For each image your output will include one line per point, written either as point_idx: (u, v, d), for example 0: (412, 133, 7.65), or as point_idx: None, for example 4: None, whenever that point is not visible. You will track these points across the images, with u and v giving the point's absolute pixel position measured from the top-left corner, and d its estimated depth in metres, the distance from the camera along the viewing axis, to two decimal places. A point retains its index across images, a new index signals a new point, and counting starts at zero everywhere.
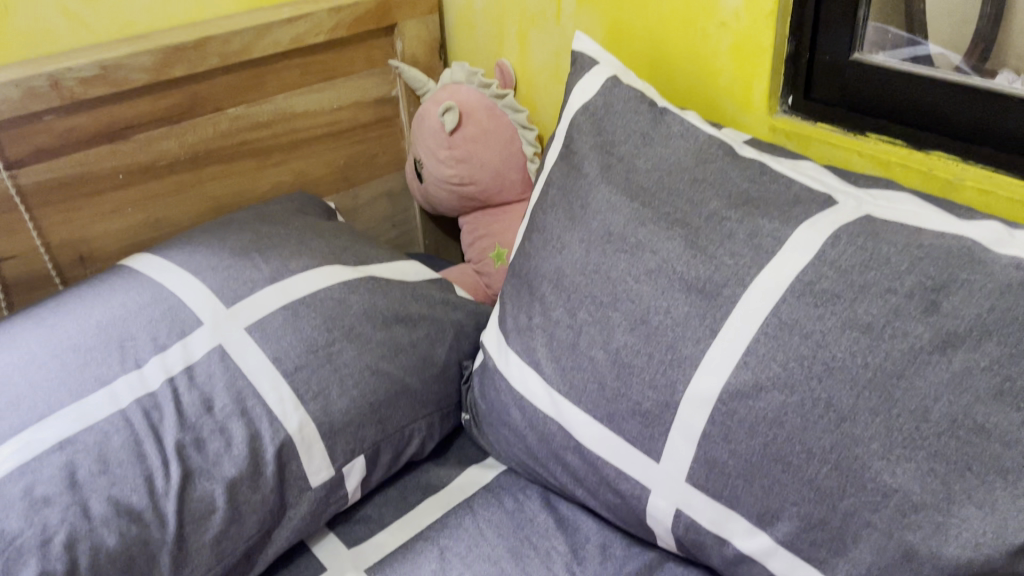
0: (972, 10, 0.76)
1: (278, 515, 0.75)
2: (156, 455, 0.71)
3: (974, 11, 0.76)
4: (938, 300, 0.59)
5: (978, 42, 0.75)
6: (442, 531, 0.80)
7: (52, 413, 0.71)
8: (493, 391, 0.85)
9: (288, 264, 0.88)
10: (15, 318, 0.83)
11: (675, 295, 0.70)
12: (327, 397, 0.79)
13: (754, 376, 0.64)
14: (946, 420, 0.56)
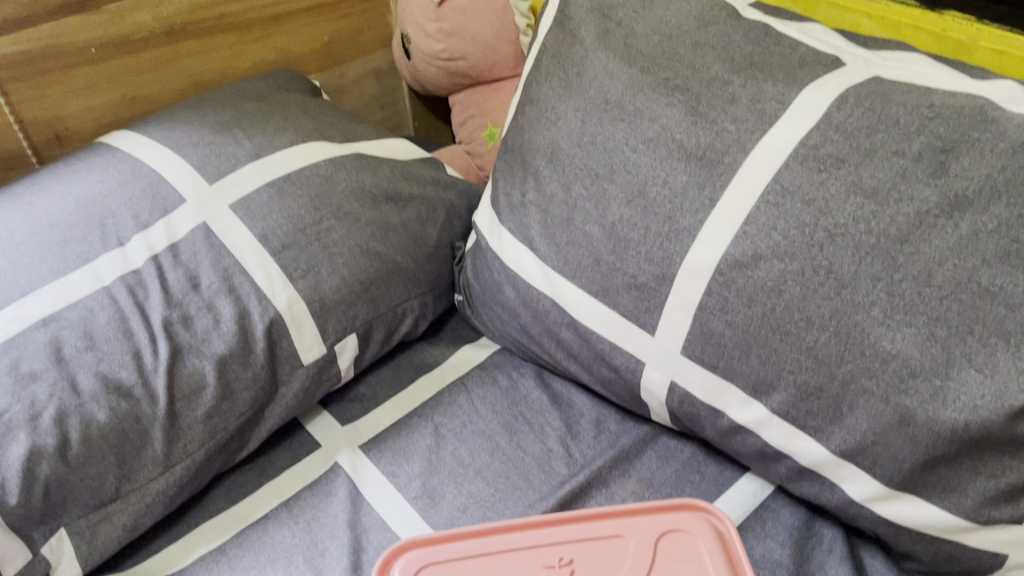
0: None
1: (270, 392, 0.74)
2: (143, 332, 0.69)
3: None
4: (948, 161, 0.57)
5: None
6: (436, 409, 0.80)
7: (34, 290, 0.70)
8: (486, 270, 0.83)
9: (272, 140, 0.84)
10: None
11: (673, 164, 0.67)
12: (316, 276, 0.77)
13: (753, 246, 0.62)
14: (950, 283, 0.55)
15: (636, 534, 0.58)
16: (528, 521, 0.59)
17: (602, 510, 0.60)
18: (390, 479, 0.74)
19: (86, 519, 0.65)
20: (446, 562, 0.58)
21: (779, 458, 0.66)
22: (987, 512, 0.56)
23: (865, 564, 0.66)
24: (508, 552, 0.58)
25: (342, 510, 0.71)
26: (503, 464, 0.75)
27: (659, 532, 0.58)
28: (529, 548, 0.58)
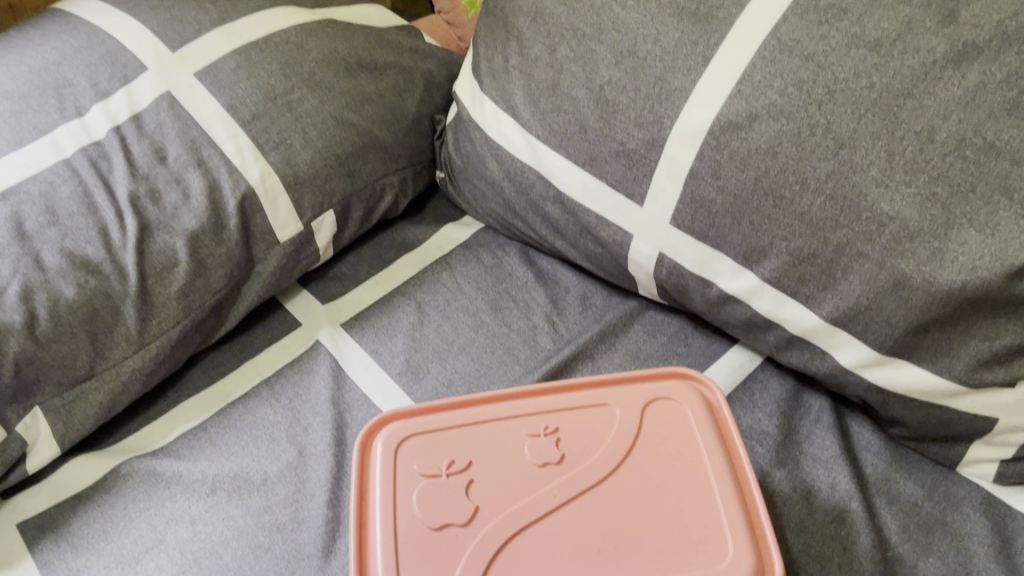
0: None
1: (246, 270, 0.72)
2: (109, 206, 0.66)
3: None
4: (958, 9, 0.53)
5: None
6: (419, 287, 0.78)
7: None
8: (468, 143, 0.79)
9: (237, 5, 0.79)
10: None
11: (665, 21, 0.63)
12: (289, 148, 0.73)
13: (748, 106, 0.59)
14: (953, 139, 0.52)
15: (621, 400, 0.57)
16: (510, 391, 0.59)
17: (586, 379, 0.59)
18: (373, 356, 0.73)
19: (61, 398, 0.64)
20: (429, 430, 0.57)
21: (768, 328, 0.64)
22: (979, 376, 0.55)
23: (851, 432, 0.66)
24: (492, 421, 0.57)
25: (324, 387, 0.70)
26: (488, 340, 0.73)
27: (644, 398, 0.57)
28: (513, 416, 0.57)
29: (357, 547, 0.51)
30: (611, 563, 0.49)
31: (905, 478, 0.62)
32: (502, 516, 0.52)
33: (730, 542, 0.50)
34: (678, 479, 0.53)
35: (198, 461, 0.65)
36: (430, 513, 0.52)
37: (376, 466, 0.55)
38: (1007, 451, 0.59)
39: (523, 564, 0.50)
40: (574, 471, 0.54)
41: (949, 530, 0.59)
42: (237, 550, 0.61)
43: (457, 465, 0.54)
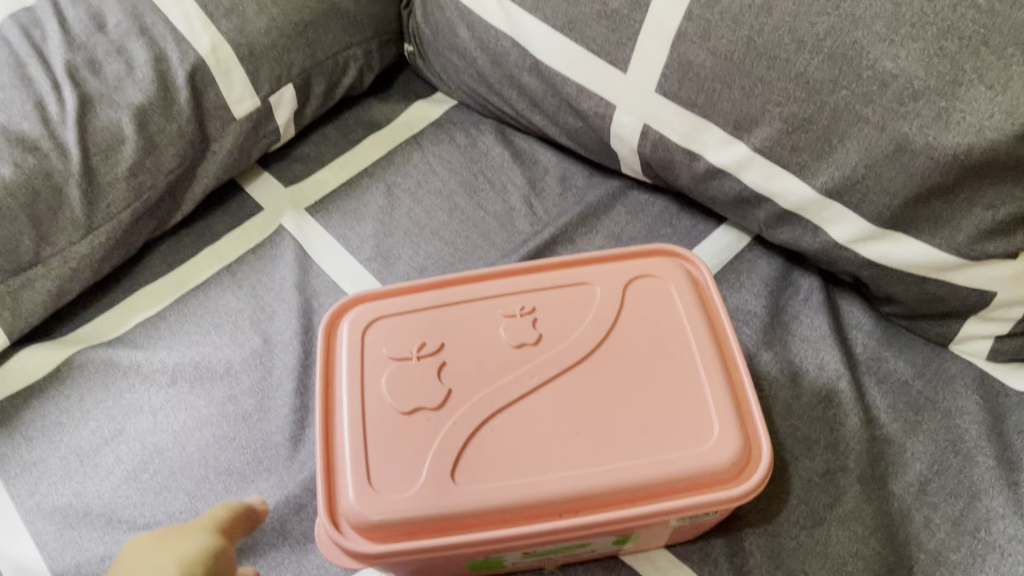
0: None
1: (200, 149, 0.67)
2: (44, 77, 0.61)
3: None
4: None
5: None
6: (389, 169, 0.73)
7: None
8: (437, 12, 0.72)
9: None
10: None
11: None
12: (241, 16, 0.67)
13: None
14: None
15: (602, 277, 0.54)
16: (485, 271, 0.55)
17: (565, 257, 0.55)
18: (340, 241, 0.68)
19: (5, 284, 0.59)
20: (398, 312, 0.53)
21: (759, 203, 0.61)
22: (980, 247, 0.52)
23: (842, 311, 0.63)
24: (465, 302, 0.53)
25: (289, 272, 0.66)
26: (462, 223, 0.69)
27: (627, 274, 0.54)
28: (487, 297, 0.54)
29: (323, 433, 0.49)
30: (590, 444, 0.47)
31: (896, 357, 0.60)
32: (476, 399, 0.49)
33: (715, 418, 0.47)
34: (661, 357, 0.50)
35: (157, 350, 0.62)
36: (399, 397, 0.49)
37: (342, 350, 0.52)
38: (1003, 327, 0.56)
39: (498, 447, 0.47)
40: (552, 351, 0.51)
41: (940, 409, 0.57)
42: (200, 441, 0.58)
43: (428, 348, 0.51)
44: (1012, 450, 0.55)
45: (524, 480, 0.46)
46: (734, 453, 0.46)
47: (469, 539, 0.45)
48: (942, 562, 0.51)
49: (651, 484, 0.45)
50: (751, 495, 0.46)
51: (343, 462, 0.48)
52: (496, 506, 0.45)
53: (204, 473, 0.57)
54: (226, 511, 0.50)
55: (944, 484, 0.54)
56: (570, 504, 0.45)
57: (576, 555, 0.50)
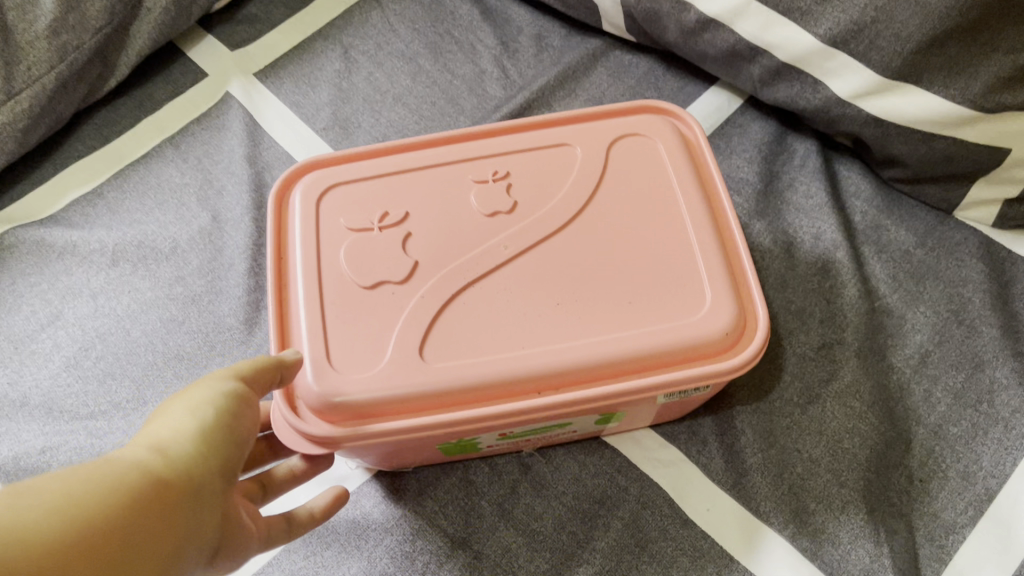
0: None
1: (131, 6, 0.60)
2: None
3: None
4: None
5: None
6: (347, 31, 0.66)
7: None
8: None
9: None
10: None
11: None
12: None
13: None
14: None
15: (583, 138, 0.49)
16: (453, 134, 0.50)
17: (541, 117, 0.50)
18: (294, 109, 0.62)
19: None
20: (357, 179, 0.48)
21: (754, 57, 0.55)
22: (997, 98, 0.48)
23: (839, 178, 0.58)
24: (431, 167, 0.48)
25: (238, 143, 0.60)
26: (427, 89, 0.63)
27: (609, 135, 0.49)
28: (455, 162, 0.48)
29: (276, 311, 0.44)
30: (572, 316, 0.42)
31: (897, 225, 0.56)
32: (445, 271, 0.44)
33: (708, 286, 0.43)
34: (649, 222, 0.45)
35: (95, 230, 0.56)
36: (360, 270, 0.44)
37: (295, 220, 0.47)
38: (1013, 191, 0.52)
39: (470, 321, 0.43)
40: (528, 219, 0.46)
41: (942, 279, 0.53)
42: (146, 325, 0.53)
43: (390, 218, 0.46)
44: (1018, 319, 0.51)
45: (500, 356, 0.41)
46: (729, 323, 0.42)
47: (441, 420, 0.41)
48: (941, 436, 0.48)
49: (638, 358, 0.41)
50: (746, 367, 0.42)
51: (299, 341, 0.43)
52: (470, 384, 0.41)
53: (151, 359, 0.52)
54: (262, 369, 0.38)
55: (946, 356, 0.51)
56: (550, 380, 0.41)
57: (556, 437, 0.47)
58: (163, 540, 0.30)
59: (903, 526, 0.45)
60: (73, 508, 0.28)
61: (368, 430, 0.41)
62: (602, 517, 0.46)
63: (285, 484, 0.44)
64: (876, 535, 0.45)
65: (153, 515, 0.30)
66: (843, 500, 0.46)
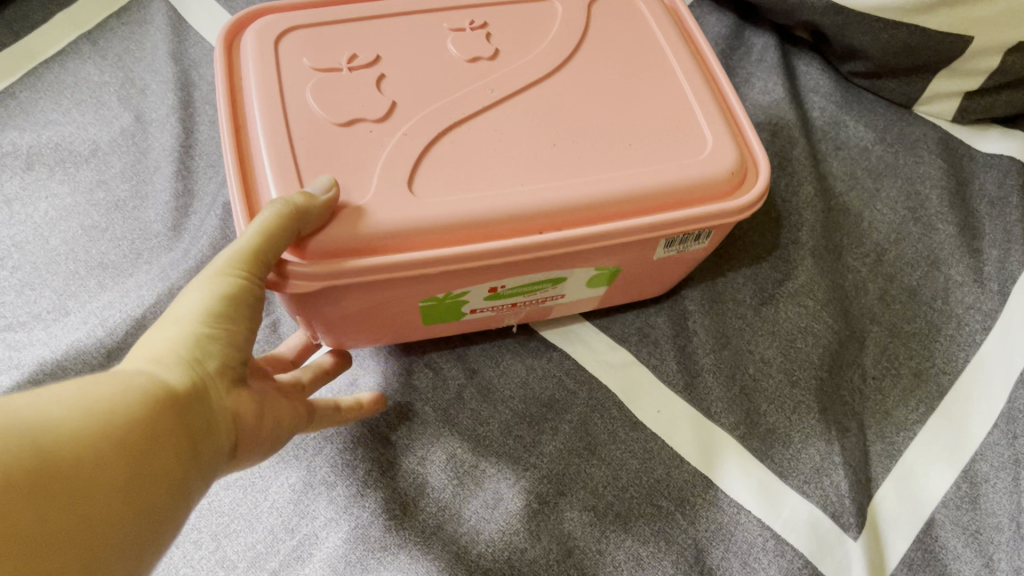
0: None
1: None
2: None
3: None
4: None
5: None
6: None
7: None
8: None
9: None
10: None
11: None
12: None
13: None
14: None
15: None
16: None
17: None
18: (221, 4, 0.58)
19: None
20: (315, 19, 0.42)
21: None
22: None
23: (798, 72, 0.57)
24: (399, 11, 0.43)
25: (162, 40, 0.56)
26: None
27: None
28: (425, 7, 0.43)
29: (234, 151, 0.37)
30: (575, 155, 0.38)
31: (855, 120, 0.54)
32: (428, 108, 0.39)
33: (709, 125, 0.40)
34: (644, 71, 0.42)
35: (6, 131, 0.52)
36: (331, 103, 0.38)
37: (249, 61, 0.40)
38: (975, 82, 0.50)
39: (462, 158, 0.37)
40: (515, 64, 0.41)
41: (901, 175, 0.52)
42: (66, 232, 0.50)
43: (361, 60, 0.40)
44: (975, 217, 0.50)
45: (502, 190, 0.36)
46: (734, 162, 0.39)
47: (438, 258, 0.35)
48: (896, 334, 0.47)
49: (650, 195, 0.37)
50: (752, 208, 0.40)
51: (263, 184, 0.36)
52: (471, 218, 0.35)
53: (73, 268, 0.49)
54: (266, 245, 0.31)
55: (903, 253, 0.49)
56: (557, 219, 0.36)
57: (535, 309, 0.44)
58: (168, 466, 0.27)
59: (855, 425, 0.45)
60: (60, 442, 0.24)
61: (350, 265, 0.34)
62: (550, 421, 0.45)
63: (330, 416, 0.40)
64: (828, 434, 0.44)
65: (153, 442, 0.27)
66: (795, 400, 0.45)
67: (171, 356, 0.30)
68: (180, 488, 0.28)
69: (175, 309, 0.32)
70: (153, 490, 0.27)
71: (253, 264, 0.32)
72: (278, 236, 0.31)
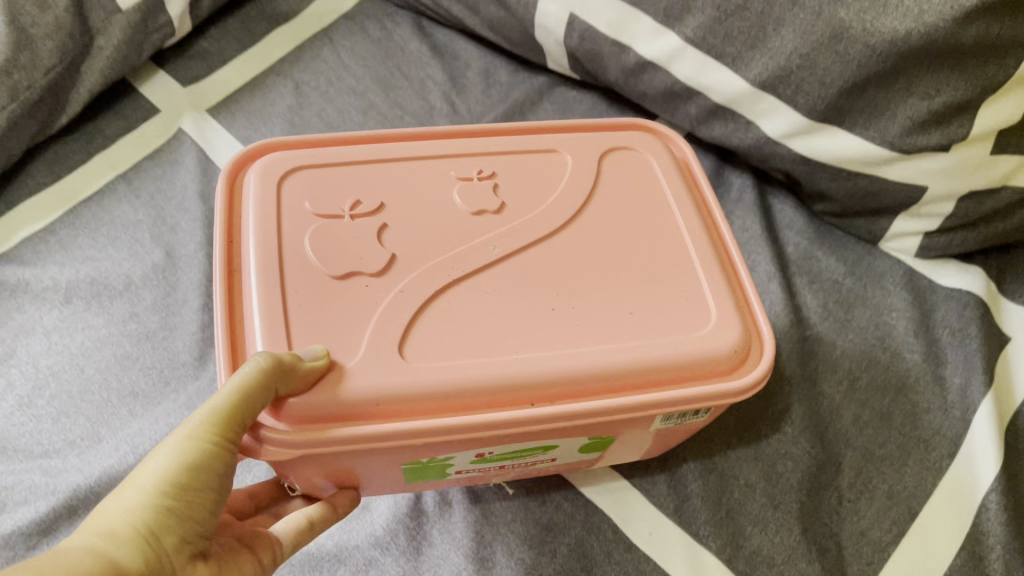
0: None
1: (81, 45, 0.61)
2: None
3: None
4: None
5: None
6: (297, 65, 0.68)
7: None
8: None
9: None
10: None
11: None
12: None
13: None
14: None
15: (576, 146, 0.51)
16: (425, 135, 0.50)
17: (532, 126, 0.52)
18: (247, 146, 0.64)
19: None
20: (323, 164, 0.47)
21: (690, 97, 0.58)
22: (913, 140, 0.51)
23: (774, 209, 0.62)
24: (410, 163, 0.48)
25: (191, 180, 0.61)
26: (378, 124, 0.65)
27: (603, 146, 0.51)
28: (435, 157, 0.49)
29: (224, 291, 0.41)
30: (570, 321, 0.42)
31: (827, 255, 0.59)
32: (425, 267, 0.43)
33: (714, 302, 0.44)
34: (648, 234, 0.47)
35: (47, 267, 0.57)
36: (328, 260, 0.42)
37: (250, 198, 0.45)
38: (935, 224, 0.56)
39: (452, 318, 0.41)
40: (517, 220, 0.46)
41: (870, 307, 0.57)
42: (101, 362, 0.54)
43: (364, 207, 0.45)
44: (938, 346, 0.55)
45: (482, 358, 0.40)
46: (738, 341, 0.42)
47: (409, 428, 0.38)
48: (870, 458, 0.51)
49: (645, 367, 0.41)
50: (753, 390, 0.43)
51: (250, 327, 0.40)
52: (445, 389, 0.39)
53: (105, 396, 0.52)
54: (245, 402, 0.35)
55: (874, 379, 0.54)
56: (540, 392, 0.40)
57: (539, 470, 0.48)
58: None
59: (833, 546, 0.48)
60: None
61: (334, 433, 0.37)
62: (549, 544, 0.48)
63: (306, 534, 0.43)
64: (809, 555, 0.48)
65: None
66: (777, 523, 0.49)
67: (129, 526, 0.33)
68: None
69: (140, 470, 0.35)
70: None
71: (227, 425, 0.35)
72: (263, 386, 0.35)
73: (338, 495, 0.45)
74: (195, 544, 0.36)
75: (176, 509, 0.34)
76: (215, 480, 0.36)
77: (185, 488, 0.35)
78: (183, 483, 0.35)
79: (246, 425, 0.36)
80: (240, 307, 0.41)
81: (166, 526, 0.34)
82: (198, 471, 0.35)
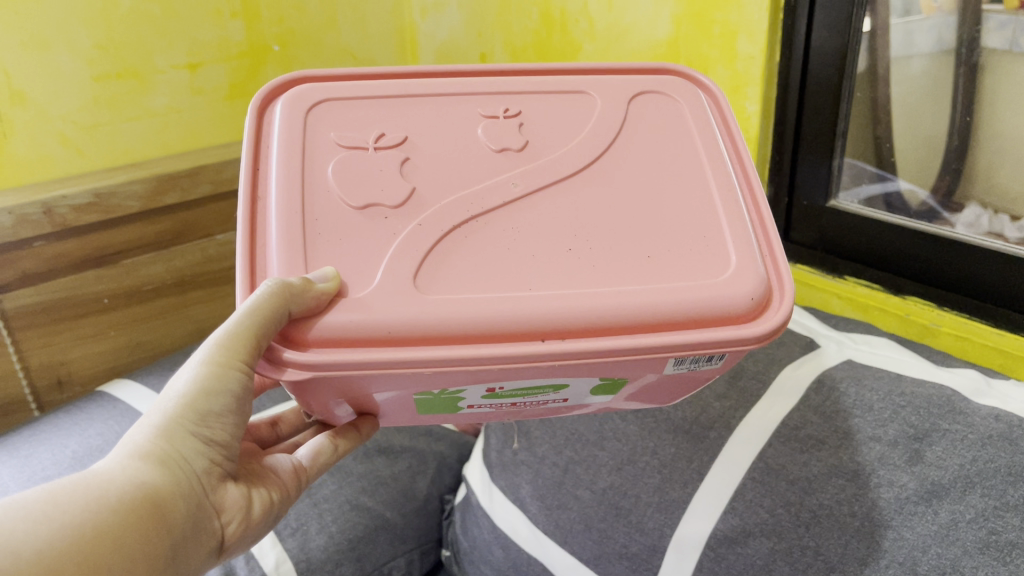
0: (932, 165, 0.80)
1: None
2: None
3: (934, 164, 0.80)
4: (922, 449, 0.61)
5: (944, 177, 0.79)
6: None
7: None
8: (475, 528, 0.82)
9: (269, 395, 0.86)
10: (7, 437, 0.82)
11: (661, 435, 0.71)
12: (305, 533, 0.77)
13: (741, 521, 0.62)
14: (936, 572, 0.55)
15: (603, 93, 0.56)
16: (453, 74, 0.57)
17: (568, 71, 0.58)
18: None
19: None
20: (352, 100, 0.54)
21: None
22: None
23: None
24: (433, 93, 0.55)
25: None
26: None
27: (627, 94, 0.56)
28: (467, 95, 0.55)
29: (249, 204, 0.47)
30: (582, 261, 0.46)
31: None
32: (445, 203, 0.48)
33: (734, 252, 0.47)
34: (662, 181, 0.51)
35: None
36: (354, 192, 0.48)
37: (279, 122, 0.52)
38: None
39: (473, 249, 0.46)
40: (532, 159, 0.51)
41: None
42: None
43: (388, 140, 0.52)
44: None
45: (501, 293, 0.44)
46: (753, 291, 0.45)
47: (429, 355, 0.42)
48: None
49: (649, 316, 0.44)
50: (772, 337, 0.45)
51: (268, 242, 0.46)
52: (461, 319, 0.43)
53: None
54: (255, 325, 0.41)
55: None
56: (565, 328, 0.43)
57: (549, 407, 0.53)
58: (152, 545, 0.42)
59: None
60: (68, 509, 0.40)
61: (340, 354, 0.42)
62: None
63: (330, 457, 0.56)
64: None
65: (129, 508, 0.41)
66: None
67: (156, 449, 0.44)
68: (154, 540, 0.42)
69: (175, 389, 0.46)
70: (139, 557, 0.41)
71: (229, 350, 0.44)
72: (271, 308, 0.41)
73: (361, 422, 0.53)
74: (220, 468, 0.48)
75: (191, 430, 0.45)
76: (228, 397, 0.46)
77: (203, 410, 0.46)
78: (202, 406, 0.46)
79: (257, 352, 0.43)
80: (263, 211, 0.48)
81: (185, 445, 0.45)
82: (211, 392, 0.46)
